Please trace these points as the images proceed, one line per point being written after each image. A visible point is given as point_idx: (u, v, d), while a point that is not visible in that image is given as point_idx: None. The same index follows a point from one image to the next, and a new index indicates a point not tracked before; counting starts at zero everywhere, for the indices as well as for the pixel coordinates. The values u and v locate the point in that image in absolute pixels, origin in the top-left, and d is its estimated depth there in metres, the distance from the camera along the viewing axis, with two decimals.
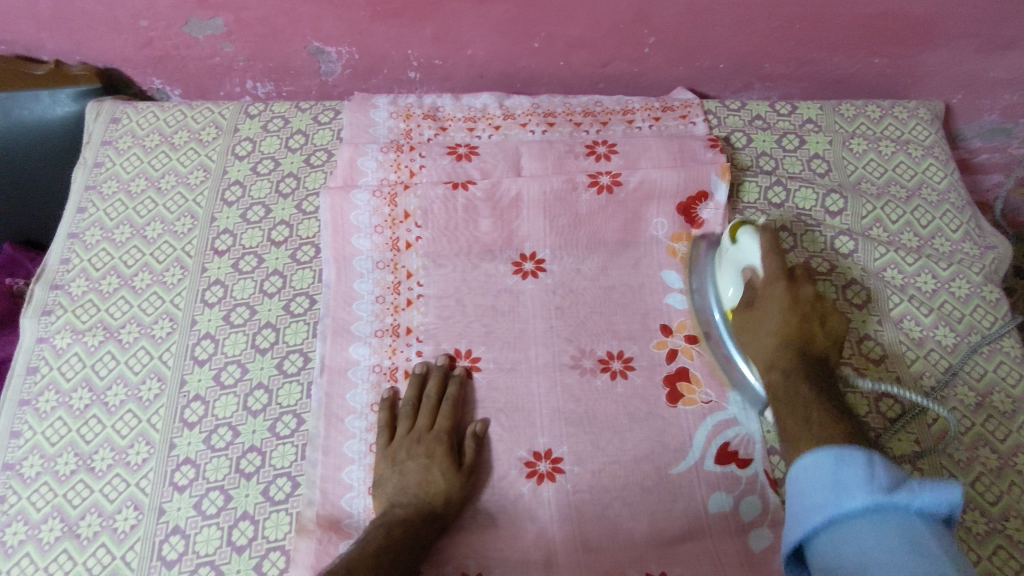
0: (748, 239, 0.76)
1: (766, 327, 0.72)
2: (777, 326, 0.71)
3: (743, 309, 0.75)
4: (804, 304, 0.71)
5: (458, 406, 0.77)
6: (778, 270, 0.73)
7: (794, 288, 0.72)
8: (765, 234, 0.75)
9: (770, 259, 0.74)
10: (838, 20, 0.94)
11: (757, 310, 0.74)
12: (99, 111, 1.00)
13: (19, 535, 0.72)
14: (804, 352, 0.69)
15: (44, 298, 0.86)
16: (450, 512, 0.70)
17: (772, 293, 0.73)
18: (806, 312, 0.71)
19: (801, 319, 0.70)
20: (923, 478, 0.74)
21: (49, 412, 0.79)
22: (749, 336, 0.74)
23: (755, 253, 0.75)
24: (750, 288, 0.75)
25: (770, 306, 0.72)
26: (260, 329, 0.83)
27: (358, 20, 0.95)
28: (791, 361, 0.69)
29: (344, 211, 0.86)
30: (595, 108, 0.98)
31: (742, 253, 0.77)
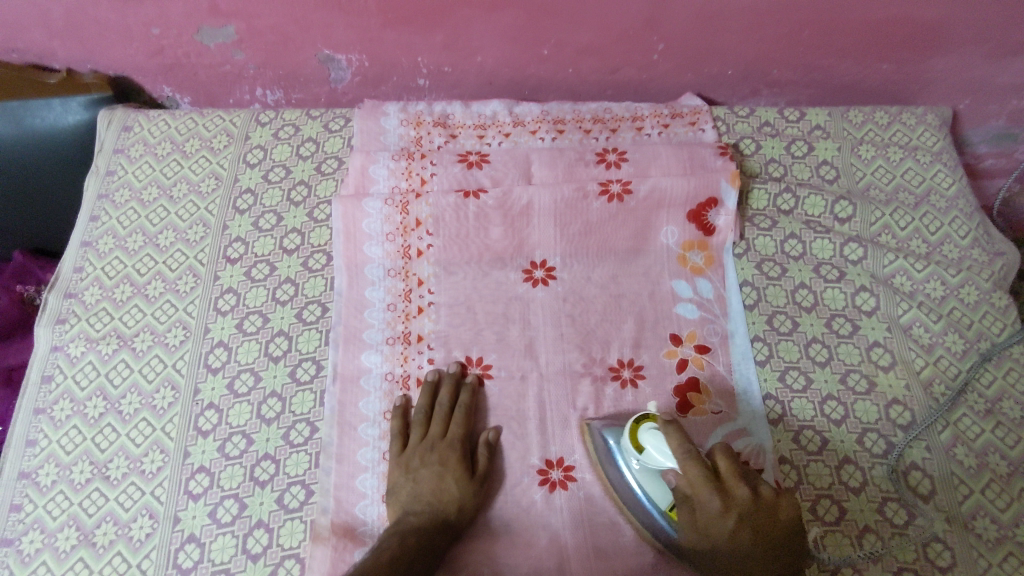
0: (654, 444, 0.65)
1: (722, 537, 0.62)
2: (733, 539, 0.62)
3: (687, 527, 0.65)
4: (749, 512, 0.61)
5: (471, 414, 0.77)
6: (705, 482, 0.62)
7: (727, 495, 0.62)
8: (669, 431, 0.64)
9: (689, 468, 0.63)
10: (847, 26, 0.94)
11: (700, 520, 0.63)
12: (111, 119, 1.00)
13: (36, 543, 0.73)
14: (766, 544, 0.61)
15: (58, 306, 0.87)
16: (464, 519, 0.71)
17: (706, 510, 0.62)
18: (750, 508, 0.61)
19: (755, 529, 0.61)
20: (934, 485, 0.74)
21: (64, 421, 0.80)
22: (699, 539, 0.64)
23: (667, 455, 0.64)
24: (680, 501, 0.65)
25: (716, 534, 0.62)
26: (273, 337, 0.83)
27: (368, 28, 0.96)
28: (758, 564, 0.62)
29: (356, 219, 0.86)
30: (604, 115, 0.98)
31: (653, 462, 0.66)
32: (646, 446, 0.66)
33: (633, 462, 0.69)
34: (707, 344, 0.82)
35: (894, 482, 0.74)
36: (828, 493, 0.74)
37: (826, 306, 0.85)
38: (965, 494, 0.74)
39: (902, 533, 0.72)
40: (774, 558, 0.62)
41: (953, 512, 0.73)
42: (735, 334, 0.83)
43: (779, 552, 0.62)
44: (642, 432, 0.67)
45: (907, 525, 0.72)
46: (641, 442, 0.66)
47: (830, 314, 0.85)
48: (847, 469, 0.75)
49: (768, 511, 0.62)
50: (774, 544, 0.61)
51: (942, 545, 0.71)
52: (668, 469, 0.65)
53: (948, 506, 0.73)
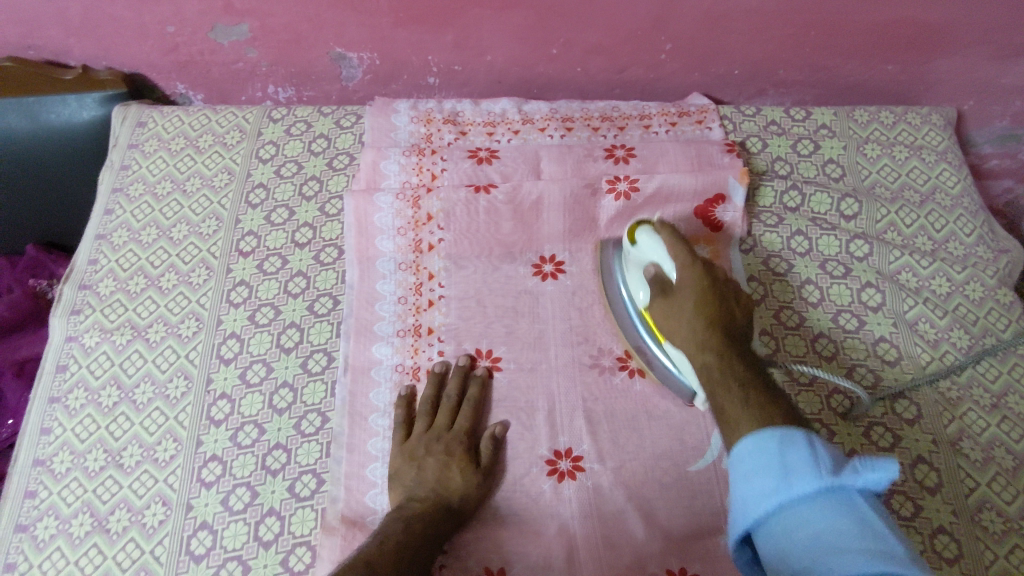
0: (647, 239, 0.76)
1: (687, 312, 0.69)
2: (697, 309, 0.69)
3: (659, 296, 0.73)
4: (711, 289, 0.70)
5: (478, 407, 0.78)
6: (688, 255, 0.72)
7: (701, 276, 0.71)
8: (662, 231, 0.76)
9: (678, 252, 0.73)
10: (852, 27, 0.96)
11: (673, 298, 0.71)
12: (126, 115, 1.02)
13: (50, 530, 0.74)
14: (727, 330, 0.68)
15: (73, 298, 0.88)
16: (465, 509, 0.71)
17: (681, 277, 0.72)
18: (717, 289, 0.71)
19: (718, 301, 0.69)
20: (940, 478, 0.75)
21: (78, 409, 0.81)
22: (669, 325, 0.71)
23: (659, 249, 0.75)
24: (659, 280, 0.74)
25: (686, 285, 0.70)
26: (285, 329, 0.84)
27: (380, 27, 0.97)
28: (714, 341, 0.66)
29: (367, 213, 0.87)
30: (612, 113, 0.99)
31: (643, 253, 0.77)
32: (641, 241, 0.77)
33: (630, 255, 0.80)
34: None
35: (899, 474, 0.75)
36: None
37: (832, 301, 0.86)
38: (970, 487, 0.74)
39: (909, 525, 0.72)
40: (731, 338, 0.67)
41: (958, 505, 0.73)
42: None
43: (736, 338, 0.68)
44: (639, 230, 0.78)
45: (914, 517, 0.72)
46: (636, 238, 0.78)
47: (836, 309, 0.85)
48: None
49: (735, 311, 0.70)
50: (731, 339, 0.67)
51: (949, 538, 0.71)
52: (655, 263, 0.75)
53: (954, 499, 0.73)
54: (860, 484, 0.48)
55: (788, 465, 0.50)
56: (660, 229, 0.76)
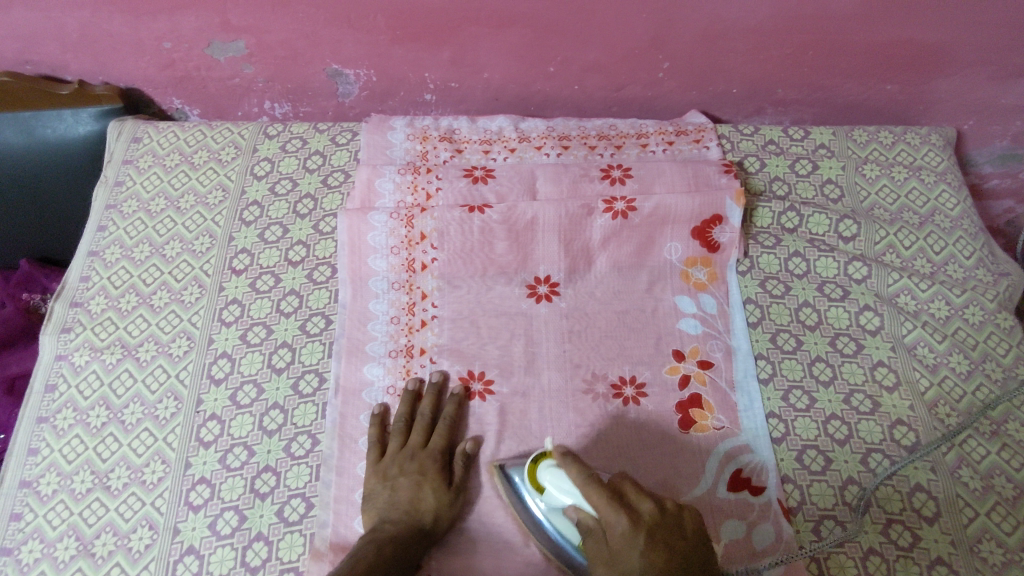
0: (551, 481, 0.67)
1: (636, 561, 0.57)
2: (647, 559, 0.57)
3: (601, 564, 0.60)
4: (658, 526, 0.59)
5: (453, 425, 0.77)
6: (609, 501, 0.60)
7: (634, 512, 0.60)
8: (568, 465, 0.65)
9: (604, 509, 0.60)
10: (851, 47, 0.95)
11: (614, 553, 0.59)
12: (122, 131, 1.02)
13: (35, 553, 0.73)
14: (682, 559, 0.57)
15: (63, 316, 0.87)
16: (439, 529, 0.70)
17: (616, 532, 0.59)
18: (662, 524, 0.59)
19: (665, 547, 0.57)
20: (938, 507, 0.73)
21: (66, 429, 0.80)
22: (612, 574, 0.58)
23: (570, 488, 0.65)
24: (585, 531, 0.63)
25: (629, 557, 0.57)
26: (277, 349, 0.84)
27: (377, 44, 0.97)
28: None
29: (361, 233, 0.87)
30: (609, 132, 0.99)
31: (553, 499, 0.67)
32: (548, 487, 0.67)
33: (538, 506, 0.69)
34: (710, 359, 0.82)
35: (897, 502, 0.74)
36: (831, 514, 0.73)
37: (830, 324, 0.85)
38: (970, 516, 0.73)
39: (906, 555, 0.71)
40: (684, 558, 0.57)
41: (957, 535, 0.72)
42: (738, 350, 0.83)
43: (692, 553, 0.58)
44: (541, 470, 0.69)
45: (912, 547, 0.71)
46: (542, 482, 0.68)
47: (834, 333, 0.85)
48: (851, 490, 0.75)
49: (675, 522, 0.60)
50: (686, 562, 0.57)
51: (947, 569, 0.70)
52: (574, 503, 0.65)
53: (953, 529, 0.72)
54: None
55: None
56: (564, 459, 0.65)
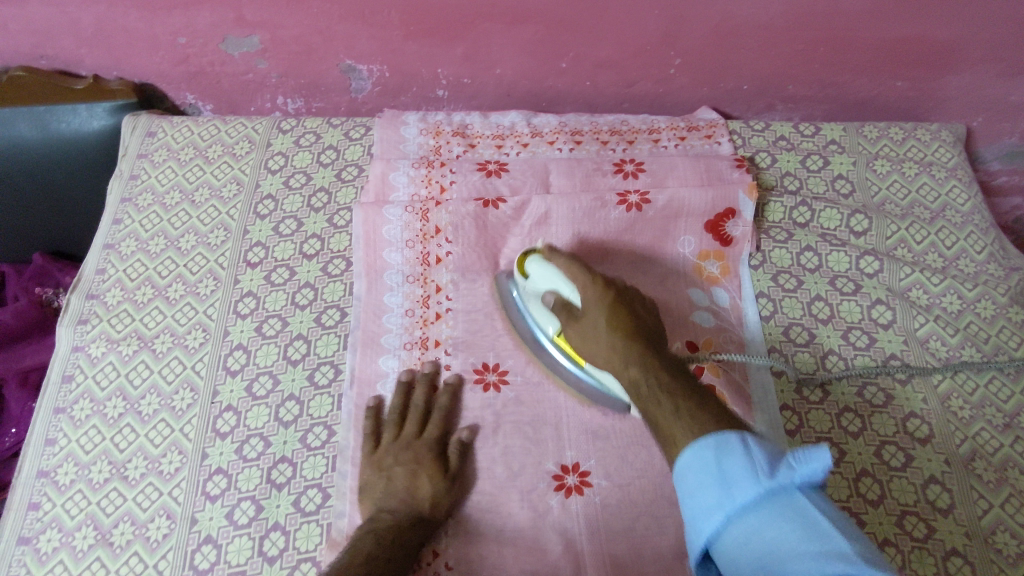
0: (538, 269, 0.78)
1: (599, 324, 0.69)
2: (606, 320, 0.69)
3: (575, 342, 0.72)
4: (616, 308, 0.70)
5: (447, 416, 0.78)
6: (583, 274, 0.73)
7: (598, 286, 0.72)
8: (554, 258, 0.77)
9: (575, 275, 0.74)
10: (861, 44, 0.96)
11: (584, 323, 0.71)
12: (136, 125, 1.02)
13: (54, 542, 0.73)
14: (639, 328, 0.68)
15: (79, 308, 0.87)
16: (437, 517, 0.71)
17: (588, 294, 0.72)
18: (619, 297, 0.71)
19: (622, 311, 0.69)
20: (952, 498, 0.74)
21: (83, 420, 0.80)
22: (585, 346, 0.71)
23: (555, 275, 0.76)
24: (561, 309, 0.74)
25: (595, 316, 0.70)
26: (292, 341, 0.84)
27: (390, 40, 0.97)
28: (623, 340, 0.66)
29: (376, 226, 0.87)
30: (621, 127, 0.99)
31: (537, 286, 0.78)
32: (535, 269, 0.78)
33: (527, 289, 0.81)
34: (723, 352, 0.83)
35: (911, 494, 0.74)
36: (845, 505, 0.73)
37: (842, 318, 0.86)
38: (984, 508, 0.73)
39: (922, 546, 0.71)
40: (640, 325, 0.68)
41: (972, 526, 0.72)
42: (751, 344, 0.84)
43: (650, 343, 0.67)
44: (529, 261, 0.80)
45: (927, 538, 0.72)
46: (528, 270, 0.79)
47: (846, 326, 0.85)
48: (865, 481, 0.75)
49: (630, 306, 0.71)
50: (638, 331, 0.67)
51: (962, 559, 0.70)
52: (555, 290, 0.76)
53: (967, 520, 0.73)
54: (796, 480, 0.46)
55: (728, 476, 0.48)
56: (552, 254, 0.78)
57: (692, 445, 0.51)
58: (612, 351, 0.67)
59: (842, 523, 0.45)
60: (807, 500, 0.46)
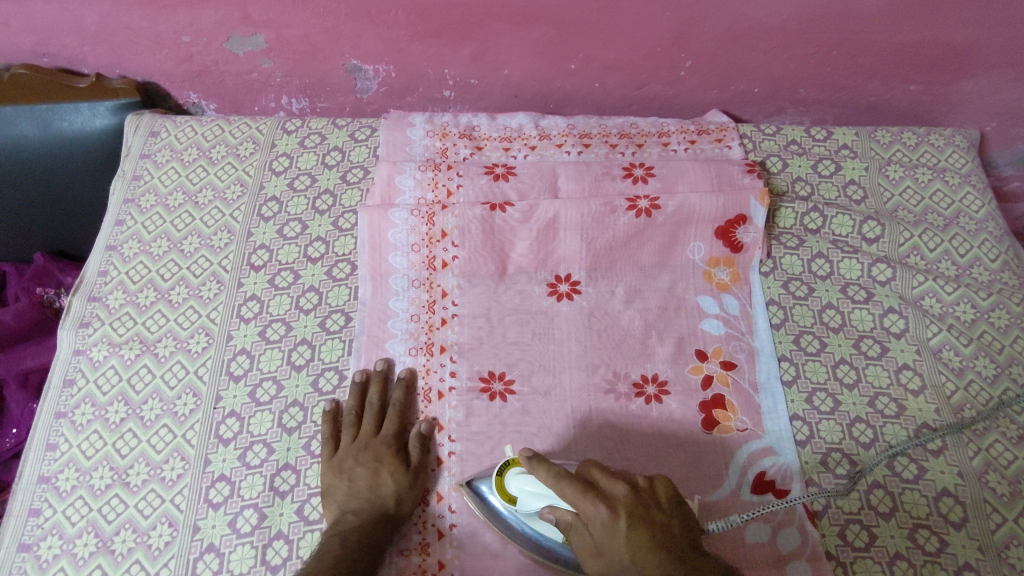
0: (529, 487, 0.65)
1: (623, 547, 0.57)
2: (629, 542, 0.57)
3: (587, 555, 0.60)
4: (632, 508, 0.59)
5: (403, 410, 0.77)
6: (581, 489, 0.60)
7: (607, 497, 0.60)
8: (535, 466, 0.63)
9: (569, 489, 0.60)
10: (875, 47, 0.94)
11: (600, 548, 0.58)
12: (139, 125, 1.01)
13: (54, 549, 0.72)
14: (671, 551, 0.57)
15: (82, 310, 0.87)
16: (403, 511, 0.71)
17: (594, 518, 0.59)
18: (636, 506, 0.59)
19: (647, 525, 0.58)
20: (966, 512, 0.73)
21: (85, 425, 0.79)
22: (601, 563, 0.59)
23: (547, 492, 0.65)
24: (567, 527, 0.62)
25: (613, 544, 0.58)
26: (296, 346, 0.83)
27: (397, 39, 0.96)
28: (655, 552, 0.57)
29: (381, 229, 0.86)
30: (630, 130, 0.98)
31: (528, 506, 0.66)
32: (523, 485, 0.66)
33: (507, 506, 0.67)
34: (733, 360, 0.82)
35: (924, 508, 0.73)
36: (856, 518, 0.72)
37: (854, 327, 0.84)
38: (998, 522, 0.72)
39: (934, 560, 0.70)
40: (672, 547, 0.57)
41: (985, 540, 0.71)
42: (762, 352, 0.82)
43: (675, 537, 0.58)
44: (510, 480, 0.67)
45: (939, 553, 0.70)
46: (510, 492, 0.67)
47: (858, 335, 0.84)
48: (877, 494, 0.74)
49: (647, 500, 0.60)
50: (668, 541, 0.58)
51: None
52: (550, 504, 0.64)
53: (981, 534, 0.71)
54: None
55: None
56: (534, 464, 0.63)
57: None
58: (646, 570, 0.56)
59: None
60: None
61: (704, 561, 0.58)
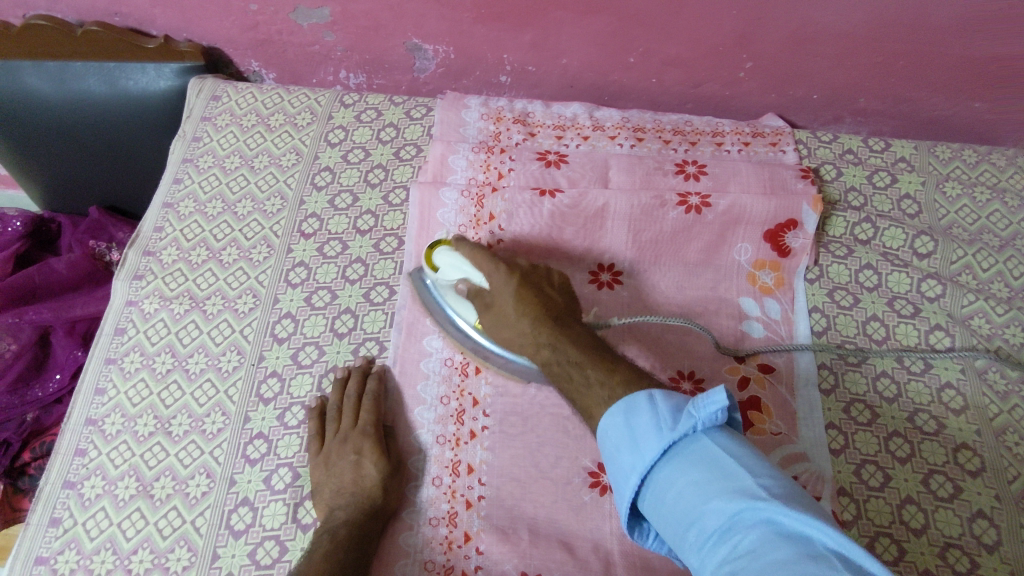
0: (449, 259, 0.75)
1: (510, 305, 0.70)
2: (517, 301, 0.69)
3: (484, 313, 0.74)
4: (527, 273, 0.72)
5: (378, 399, 0.77)
6: (492, 259, 0.72)
7: (509, 265, 0.72)
8: (461, 246, 0.75)
9: (481, 263, 0.73)
10: (944, 60, 0.93)
11: (495, 308, 0.72)
12: (201, 88, 1.03)
13: (97, 489, 0.75)
14: (548, 307, 0.69)
15: (136, 263, 0.89)
16: (391, 500, 0.72)
17: (495, 283, 0.72)
18: (529, 277, 0.72)
19: (533, 288, 0.70)
20: (1000, 535, 0.72)
21: (133, 372, 0.82)
22: (495, 312, 0.72)
23: (465, 265, 0.74)
24: (477, 299, 0.74)
25: (503, 298, 0.71)
26: (340, 314, 0.85)
27: (460, 21, 0.97)
28: (531, 308, 0.68)
29: (431, 207, 0.87)
30: (684, 127, 0.98)
31: (447, 277, 0.76)
32: (443, 262, 0.75)
33: (438, 280, 0.78)
34: (771, 364, 0.81)
35: (957, 527, 0.72)
36: (887, 531, 0.72)
37: (898, 340, 0.83)
38: None
39: None
40: (552, 312, 0.68)
41: (1018, 565, 0.70)
42: (802, 358, 0.82)
43: (553, 305, 0.69)
44: (436, 254, 0.76)
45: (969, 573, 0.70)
46: (436, 263, 0.76)
47: (902, 349, 0.83)
48: (909, 509, 0.73)
49: (541, 276, 0.73)
50: (547, 306, 0.69)
51: None
52: (465, 277, 0.75)
53: (1014, 559, 0.70)
54: (695, 424, 0.49)
55: (637, 436, 0.51)
56: (461, 244, 0.75)
57: (605, 418, 0.54)
58: (530, 330, 0.67)
59: (743, 454, 0.48)
60: (712, 441, 0.49)
61: (565, 323, 0.68)
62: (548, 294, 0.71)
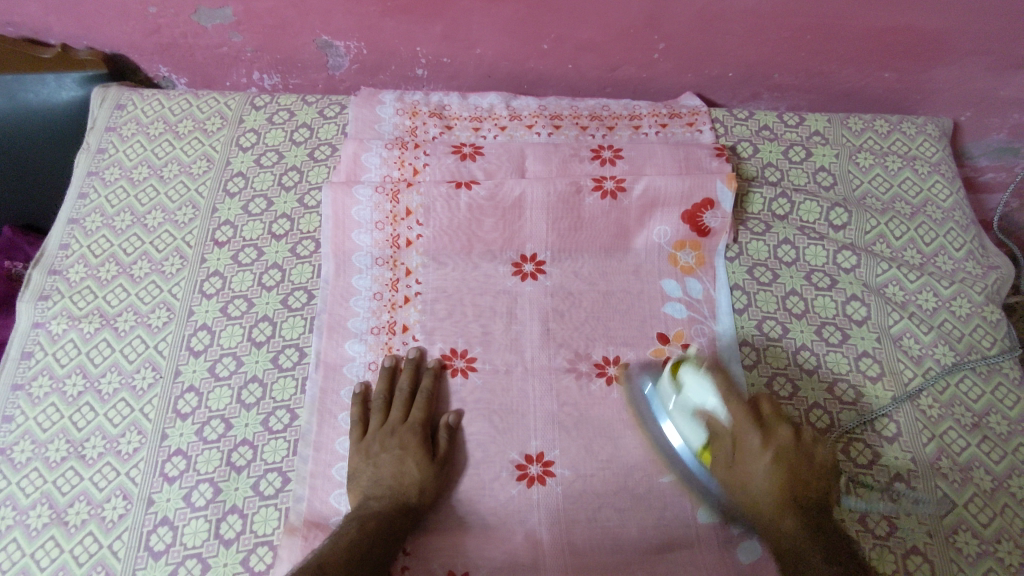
0: (692, 381, 0.70)
1: (758, 470, 0.68)
2: (764, 459, 0.68)
3: (722, 469, 0.70)
4: (788, 452, 0.68)
5: (432, 398, 0.77)
6: (750, 421, 0.68)
7: (769, 431, 0.68)
8: (712, 372, 0.70)
9: (733, 406, 0.68)
10: (849, 32, 0.94)
11: (737, 465, 0.69)
12: (104, 97, 1.00)
13: (7, 520, 0.72)
14: (793, 494, 0.67)
15: (42, 283, 0.86)
16: (426, 502, 0.70)
17: (747, 441, 0.68)
18: (786, 439, 0.68)
19: (788, 470, 0.67)
20: (916, 496, 0.73)
21: (42, 397, 0.79)
22: (731, 474, 0.69)
23: (708, 391, 0.69)
24: (716, 437, 0.70)
25: (753, 464, 0.68)
26: (257, 323, 0.83)
27: (368, 15, 0.95)
28: (779, 468, 0.67)
29: (345, 206, 0.85)
30: (602, 112, 0.97)
31: (688, 399, 0.71)
32: (683, 380, 0.71)
33: (665, 391, 0.73)
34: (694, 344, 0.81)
35: (876, 492, 0.73)
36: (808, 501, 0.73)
37: (816, 313, 0.84)
38: (947, 507, 0.73)
39: (883, 544, 0.71)
40: (799, 493, 0.67)
41: (934, 524, 0.72)
42: (723, 337, 0.82)
43: (807, 491, 0.67)
44: (681, 369, 0.72)
45: (888, 536, 0.71)
46: (680, 378, 0.71)
47: (820, 321, 0.84)
48: None
49: (806, 455, 0.68)
50: (798, 478, 0.67)
51: (921, 558, 0.70)
52: (705, 407, 0.70)
53: (930, 518, 0.72)
54: None
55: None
56: (710, 369, 0.70)
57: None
58: (769, 502, 0.67)
59: None
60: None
61: (810, 510, 0.66)
62: (801, 476, 0.67)
